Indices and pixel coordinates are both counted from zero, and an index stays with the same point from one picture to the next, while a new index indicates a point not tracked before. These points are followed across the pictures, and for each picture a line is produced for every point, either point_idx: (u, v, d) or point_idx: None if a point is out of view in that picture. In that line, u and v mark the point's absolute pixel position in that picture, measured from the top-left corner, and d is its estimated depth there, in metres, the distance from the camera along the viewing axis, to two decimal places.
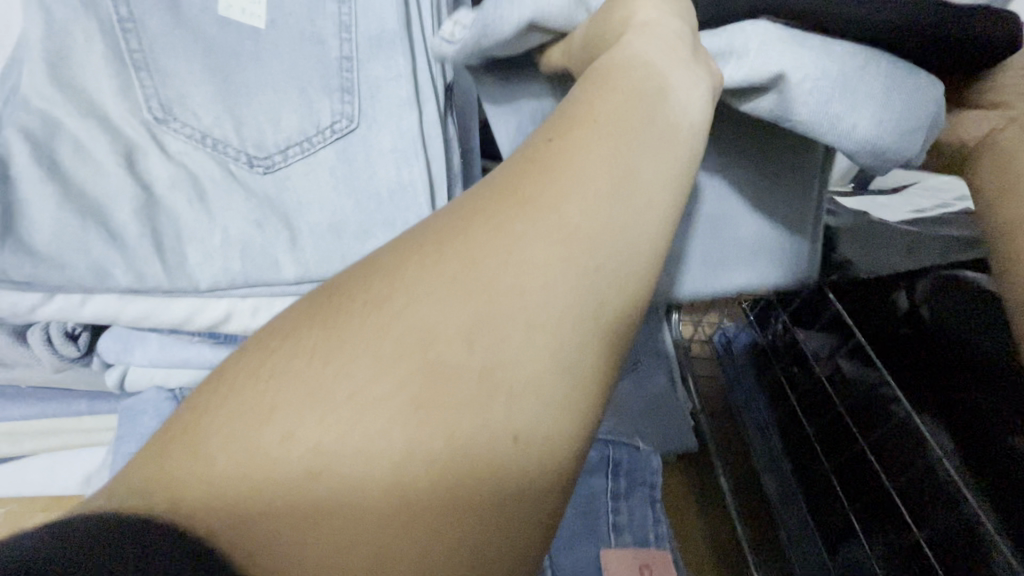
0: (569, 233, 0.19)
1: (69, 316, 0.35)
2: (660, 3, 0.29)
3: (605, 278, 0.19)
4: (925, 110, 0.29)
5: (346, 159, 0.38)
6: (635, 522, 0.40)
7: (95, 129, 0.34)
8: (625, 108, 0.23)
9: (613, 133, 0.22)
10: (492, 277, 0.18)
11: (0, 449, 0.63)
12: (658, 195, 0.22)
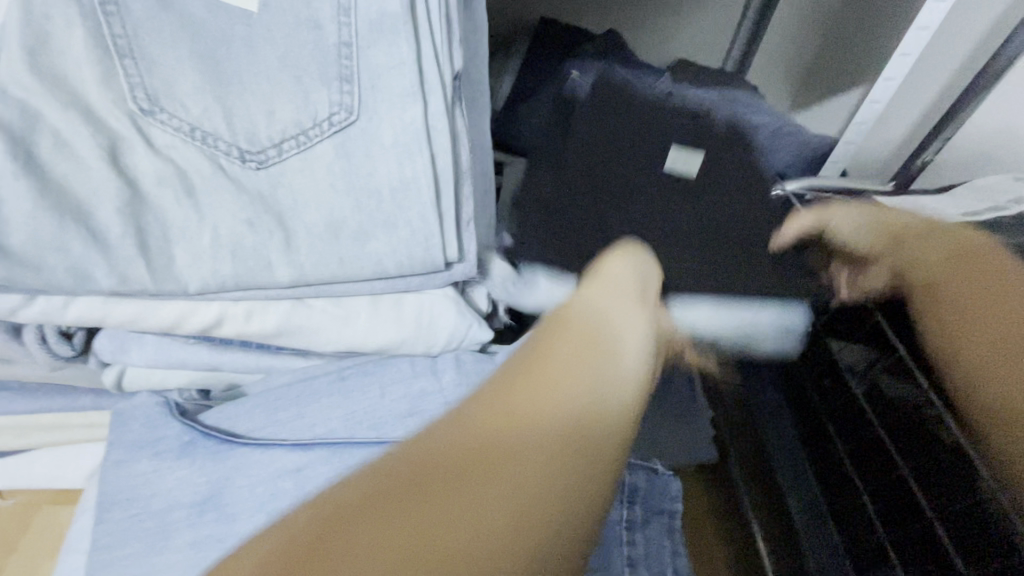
0: (555, 466, 0.21)
1: (53, 319, 0.33)
2: (618, 259, 0.38)
3: (579, 514, 0.21)
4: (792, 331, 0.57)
5: (345, 154, 0.36)
6: (652, 556, 0.36)
7: (76, 121, 0.32)
8: (592, 345, 0.27)
9: (584, 366, 0.26)
10: (491, 511, 0.19)
11: (7, 442, 0.62)
12: (617, 428, 0.25)
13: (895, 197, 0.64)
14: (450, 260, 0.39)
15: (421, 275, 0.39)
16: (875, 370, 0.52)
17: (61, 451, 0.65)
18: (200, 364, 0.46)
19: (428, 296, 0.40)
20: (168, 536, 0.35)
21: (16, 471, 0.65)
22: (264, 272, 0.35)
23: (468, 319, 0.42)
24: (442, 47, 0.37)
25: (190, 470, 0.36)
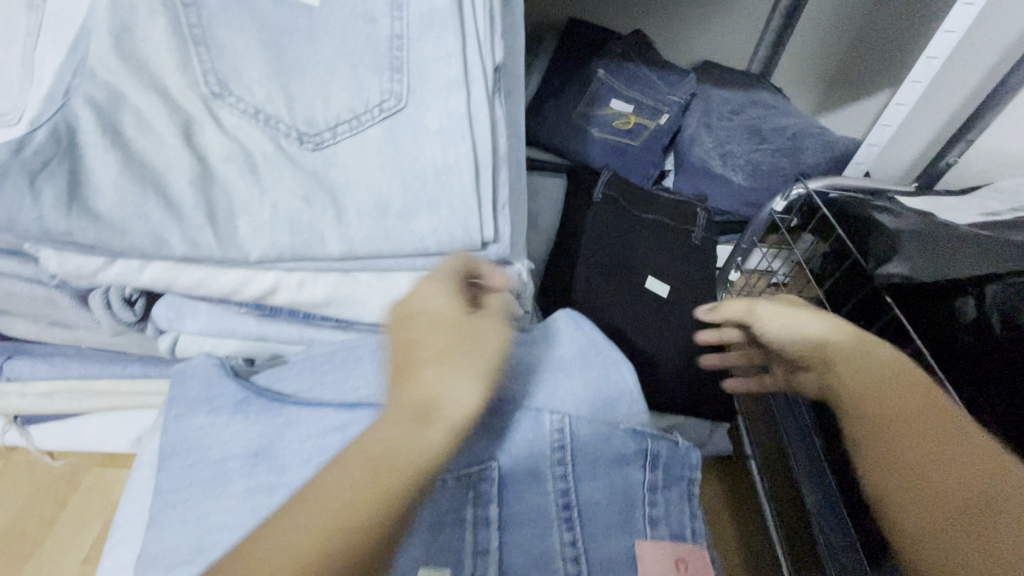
0: (367, 457, 0.28)
1: (129, 281, 0.36)
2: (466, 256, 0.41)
3: (389, 476, 0.28)
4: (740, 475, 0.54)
5: (393, 138, 0.39)
6: (671, 516, 0.35)
7: (155, 102, 0.35)
8: (413, 350, 0.34)
9: (407, 378, 0.32)
10: (318, 502, 0.27)
11: (62, 405, 0.67)
12: (439, 398, 0.32)
13: (918, 197, 0.65)
14: (487, 240, 0.41)
15: (459, 253, 0.41)
16: None
17: (111, 417, 0.70)
18: (249, 333, 0.50)
19: None
20: (224, 483, 0.38)
21: (69, 434, 0.70)
22: (318, 245, 0.38)
23: (501, 297, 0.44)
24: (484, 41, 0.40)
25: (244, 425, 0.40)
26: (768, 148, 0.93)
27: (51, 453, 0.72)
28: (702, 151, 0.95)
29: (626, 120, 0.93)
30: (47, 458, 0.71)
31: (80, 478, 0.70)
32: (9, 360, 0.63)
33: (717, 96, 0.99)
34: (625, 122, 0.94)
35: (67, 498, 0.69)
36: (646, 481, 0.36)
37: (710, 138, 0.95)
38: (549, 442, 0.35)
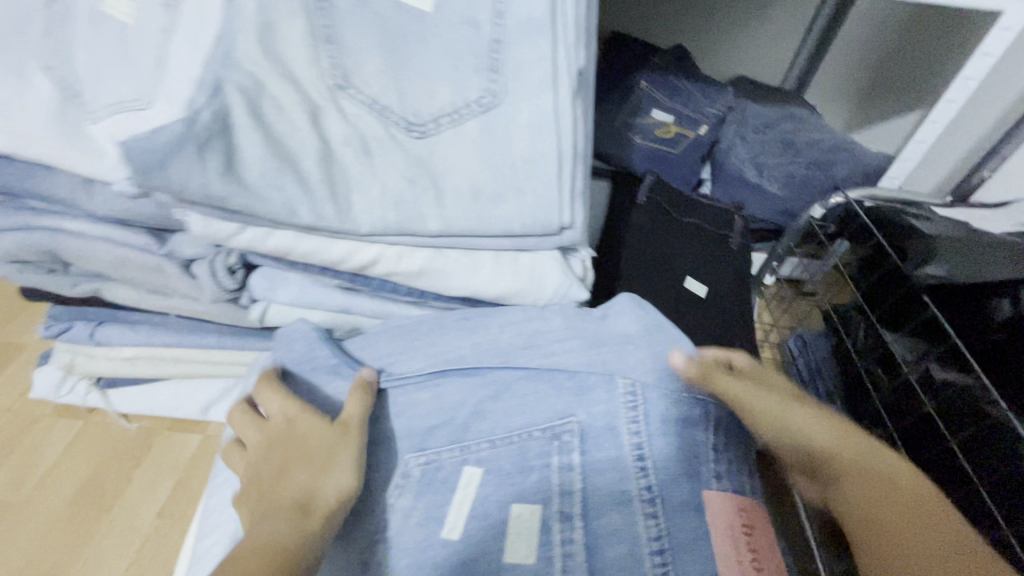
0: (261, 526, 0.32)
1: (256, 245, 0.41)
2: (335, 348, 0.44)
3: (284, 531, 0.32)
4: None
5: (488, 130, 0.43)
6: (732, 474, 0.39)
7: (290, 91, 0.40)
8: (294, 439, 0.38)
9: (287, 462, 0.37)
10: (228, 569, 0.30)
11: (143, 370, 0.73)
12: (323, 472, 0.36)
13: (951, 208, 0.69)
14: (564, 225, 0.46)
15: (538, 236, 0.46)
16: (925, 359, 0.56)
17: (184, 384, 0.75)
18: (333, 305, 0.55)
19: (540, 256, 0.48)
20: None
21: (144, 398, 0.76)
22: (419, 222, 0.43)
23: (570, 278, 0.49)
24: (573, 46, 0.44)
25: (342, 381, 0.44)
26: (802, 161, 0.97)
27: (126, 416, 0.78)
28: (738, 161, 0.98)
29: (666, 129, 0.98)
30: (122, 420, 0.77)
31: (152, 440, 0.76)
32: (99, 326, 0.69)
33: (753, 111, 1.04)
34: (666, 130, 0.98)
35: (141, 457, 0.73)
36: (709, 441, 0.40)
37: (745, 149, 0.99)
38: (621, 403, 0.40)
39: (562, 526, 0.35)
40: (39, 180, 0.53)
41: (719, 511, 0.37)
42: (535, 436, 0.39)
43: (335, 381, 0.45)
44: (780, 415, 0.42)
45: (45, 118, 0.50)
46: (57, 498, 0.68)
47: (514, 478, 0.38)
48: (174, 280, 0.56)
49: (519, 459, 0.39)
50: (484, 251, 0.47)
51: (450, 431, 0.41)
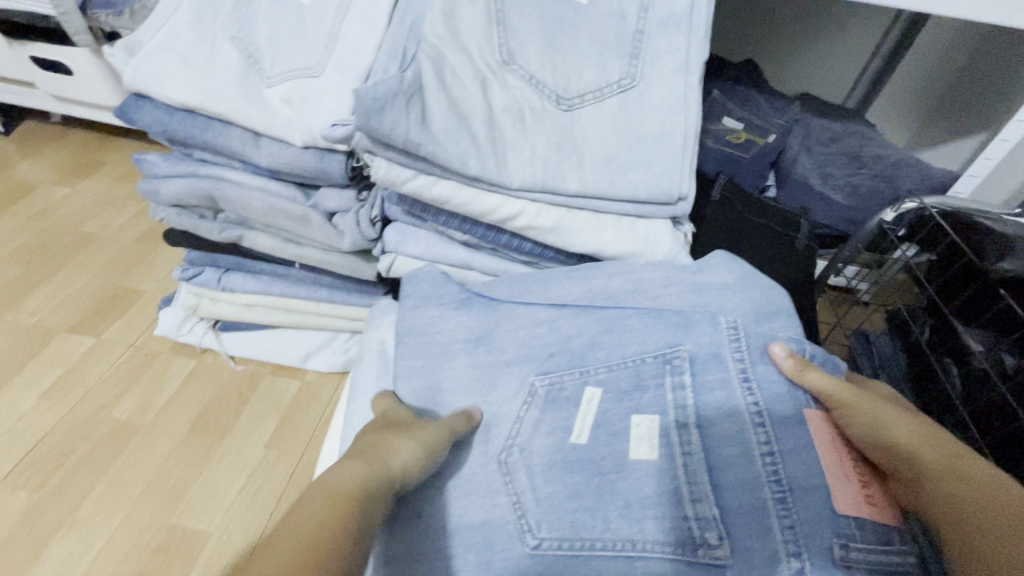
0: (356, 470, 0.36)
1: (422, 192, 0.48)
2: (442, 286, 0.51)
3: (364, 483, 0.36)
4: None
5: (625, 108, 0.50)
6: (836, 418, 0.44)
7: (465, 63, 0.48)
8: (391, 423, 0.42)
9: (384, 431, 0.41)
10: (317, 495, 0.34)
11: (258, 317, 0.80)
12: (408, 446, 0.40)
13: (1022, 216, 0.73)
14: (683, 195, 0.52)
15: (657, 204, 0.52)
16: (996, 349, 0.60)
17: (290, 333, 0.83)
18: (456, 262, 0.61)
19: (654, 223, 0.54)
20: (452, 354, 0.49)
21: (252, 344, 0.84)
22: (562, 182, 0.49)
23: (678, 246, 0.55)
24: (704, 40, 0.51)
25: (473, 316, 0.50)
26: (867, 173, 1.01)
27: (234, 359, 0.86)
28: (803, 170, 1.03)
29: (737, 135, 1.03)
30: (231, 362, 0.85)
31: (257, 381, 0.83)
32: (226, 273, 0.77)
33: (818, 123, 1.06)
34: (737, 136, 1.03)
35: (248, 396, 0.81)
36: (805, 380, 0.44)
37: (811, 159, 1.04)
38: (725, 335, 0.45)
39: (679, 432, 0.41)
40: (215, 134, 0.61)
41: (815, 426, 0.42)
42: (648, 361, 0.45)
43: (467, 316, 0.50)
44: (868, 410, 0.42)
45: (233, 81, 0.58)
46: (177, 423, 0.76)
47: (631, 393, 0.44)
48: (315, 230, 0.63)
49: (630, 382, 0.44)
50: (607, 214, 0.53)
51: (575, 359, 0.47)
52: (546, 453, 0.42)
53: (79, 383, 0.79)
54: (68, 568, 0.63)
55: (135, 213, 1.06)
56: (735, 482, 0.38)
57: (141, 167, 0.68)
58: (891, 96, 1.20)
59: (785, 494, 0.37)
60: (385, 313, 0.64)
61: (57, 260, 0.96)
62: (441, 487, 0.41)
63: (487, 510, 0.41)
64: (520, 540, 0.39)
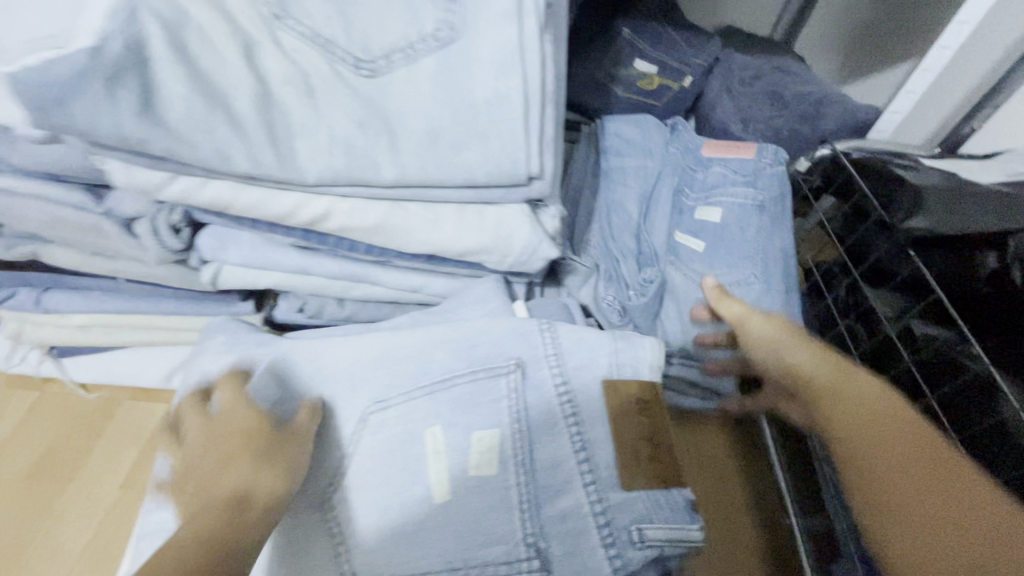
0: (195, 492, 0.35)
1: (191, 198, 0.38)
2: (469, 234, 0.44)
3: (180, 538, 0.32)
4: (685, 196, 0.76)
5: (447, 68, 0.39)
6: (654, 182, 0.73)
7: (217, 18, 0.36)
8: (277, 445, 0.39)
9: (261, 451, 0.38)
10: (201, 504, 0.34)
11: (99, 338, 0.69)
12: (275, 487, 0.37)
13: (940, 159, 0.66)
14: (533, 174, 0.42)
15: (503, 187, 0.43)
16: (908, 316, 0.54)
17: (142, 353, 0.72)
18: (290, 266, 0.52)
19: (506, 210, 0.45)
20: (432, 347, 0.45)
21: (101, 368, 0.72)
22: (371, 171, 0.39)
23: (541, 234, 0.46)
24: None
25: (456, 314, 0.49)
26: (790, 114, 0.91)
27: (85, 386, 0.74)
28: (723, 114, 0.93)
29: (650, 81, 0.93)
30: (82, 390, 0.74)
31: (114, 410, 0.73)
32: (46, 293, 0.65)
33: (740, 61, 0.97)
34: (649, 82, 0.93)
35: (103, 428, 0.71)
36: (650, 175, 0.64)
37: (731, 103, 0.93)
38: (631, 197, 0.74)
39: (687, 225, 0.74)
40: None
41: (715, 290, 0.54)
42: (651, 205, 0.74)
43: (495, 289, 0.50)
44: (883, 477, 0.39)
45: None
46: (11, 473, 0.66)
47: (700, 257, 0.71)
48: (113, 241, 0.52)
49: (470, 398, 0.42)
50: (447, 204, 0.44)
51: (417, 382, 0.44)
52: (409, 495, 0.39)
53: None
54: None
55: None
56: None
57: None
58: (819, 22, 1.10)
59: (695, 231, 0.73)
60: (212, 342, 0.53)
61: None
62: (736, 260, 0.70)
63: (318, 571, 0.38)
64: (781, 267, 0.68)
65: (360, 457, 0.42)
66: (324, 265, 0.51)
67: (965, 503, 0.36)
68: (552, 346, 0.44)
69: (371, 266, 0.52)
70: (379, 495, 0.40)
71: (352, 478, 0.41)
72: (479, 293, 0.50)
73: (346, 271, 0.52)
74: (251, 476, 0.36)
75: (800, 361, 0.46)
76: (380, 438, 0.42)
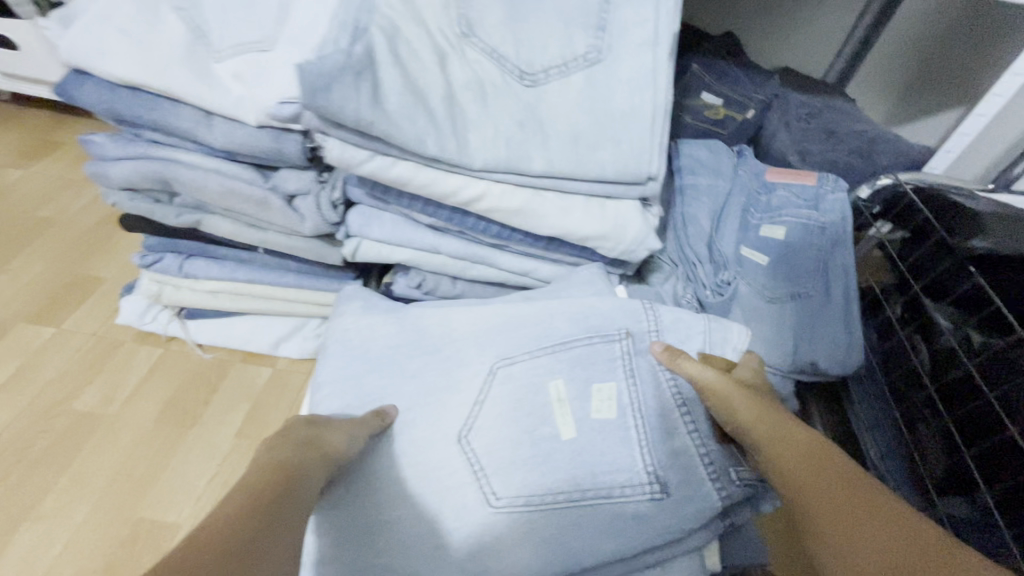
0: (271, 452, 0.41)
1: (381, 175, 0.46)
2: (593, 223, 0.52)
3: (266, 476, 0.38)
4: (751, 214, 0.82)
5: (592, 83, 0.48)
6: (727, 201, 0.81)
7: (422, 35, 0.45)
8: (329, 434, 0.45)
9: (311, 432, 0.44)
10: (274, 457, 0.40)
11: (224, 304, 0.78)
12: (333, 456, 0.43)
13: (994, 192, 0.72)
14: (653, 174, 0.50)
15: (625, 184, 0.50)
16: (966, 326, 0.61)
17: (257, 320, 0.81)
18: (423, 244, 0.60)
19: (623, 204, 0.53)
20: (551, 318, 0.52)
21: (220, 331, 0.82)
22: (525, 161, 0.47)
23: (649, 227, 0.53)
24: (673, 11, 0.49)
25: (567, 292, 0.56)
26: (845, 148, 0.98)
27: (201, 347, 0.83)
28: (782, 145, 1.01)
29: (717, 111, 1.00)
30: (199, 350, 0.82)
31: (227, 370, 0.81)
32: (188, 259, 0.74)
33: (798, 99, 1.04)
34: (716, 112, 1.00)
35: (218, 384, 0.79)
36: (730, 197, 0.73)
37: (789, 135, 1.00)
38: (704, 212, 0.81)
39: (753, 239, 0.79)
40: (163, 113, 0.57)
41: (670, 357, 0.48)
42: (722, 221, 0.81)
43: (598, 274, 0.57)
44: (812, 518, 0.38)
45: (178, 55, 0.54)
46: (142, 416, 0.74)
47: (766, 268, 0.76)
48: (273, 213, 0.61)
49: (586, 358, 0.49)
50: (576, 196, 0.52)
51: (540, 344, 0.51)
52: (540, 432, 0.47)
53: (39, 373, 0.77)
54: (35, 561, 0.62)
55: (95, 195, 1.04)
56: (816, 346, 0.72)
57: (88, 149, 0.64)
58: (874, 68, 1.14)
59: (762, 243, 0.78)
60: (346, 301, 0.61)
61: (11, 247, 0.93)
62: (799, 273, 0.76)
63: (461, 491, 0.45)
64: (841, 283, 0.74)
65: (490, 404, 0.49)
66: (450, 244, 0.60)
67: (875, 508, 0.35)
68: (655, 321, 0.51)
69: (489, 247, 0.60)
70: (507, 433, 0.47)
71: (483, 421, 0.48)
72: (586, 276, 0.57)
73: (468, 250, 0.60)
74: (319, 445, 0.43)
75: (778, 442, 0.40)
76: (508, 386, 0.49)
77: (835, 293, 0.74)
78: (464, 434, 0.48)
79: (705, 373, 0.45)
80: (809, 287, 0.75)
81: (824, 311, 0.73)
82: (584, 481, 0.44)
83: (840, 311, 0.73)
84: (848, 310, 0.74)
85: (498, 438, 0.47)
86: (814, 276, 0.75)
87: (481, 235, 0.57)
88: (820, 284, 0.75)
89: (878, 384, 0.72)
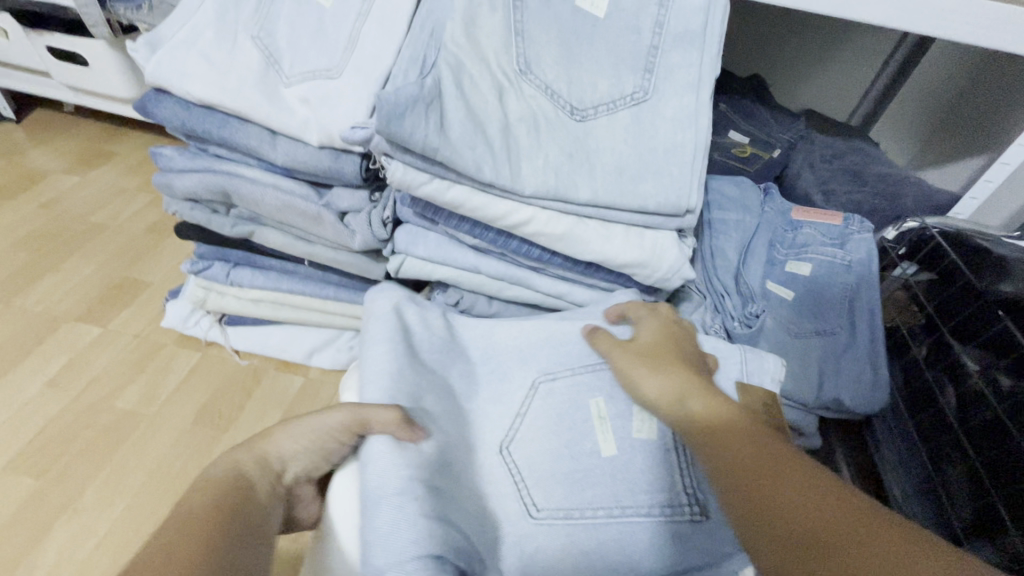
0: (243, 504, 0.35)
1: (437, 196, 0.50)
2: (631, 251, 0.54)
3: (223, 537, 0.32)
4: (778, 250, 0.84)
5: (638, 120, 0.51)
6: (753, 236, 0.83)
7: (484, 71, 0.50)
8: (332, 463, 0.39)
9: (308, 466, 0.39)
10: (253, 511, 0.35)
11: (264, 312, 0.81)
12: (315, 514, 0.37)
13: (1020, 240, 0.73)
14: (691, 207, 0.52)
15: (665, 215, 0.53)
16: (994, 369, 0.62)
17: (295, 330, 0.84)
18: (465, 264, 0.63)
19: (661, 234, 0.55)
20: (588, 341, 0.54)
21: (257, 339, 0.85)
22: (572, 190, 0.50)
23: (683, 258, 0.55)
24: (716, 56, 0.52)
25: (603, 317, 0.58)
26: (869, 191, 1.00)
27: (237, 354, 0.86)
28: (806, 185, 1.03)
29: (743, 150, 1.03)
30: (235, 356, 0.85)
31: (260, 377, 0.84)
32: (235, 268, 0.78)
33: (822, 141, 1.07)
34: (742, 150, 1.04)
35: (252, 391, 0.81)
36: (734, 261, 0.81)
37: (814, 176, 1.03)
38: (732, 245, 0.83)
39: (779, 275, 0.81)
40: (232, 130, 0.62)
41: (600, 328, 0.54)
42: (750, 255, 0.83)
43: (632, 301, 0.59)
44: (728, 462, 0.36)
45: (253, 80, 0.59)
46: (178, 417, 0.77)
47: (790, 303, 0.78)
48: (325, 229, 0.65)
49: None
50: (616, 224, 0.54)
51: (581, 362, 0.53)
52: (578, 449, 0.48)
53: (85, 370, 0.81)
54: (69, 556, 0.63)
55: (143, 204, 1.09)
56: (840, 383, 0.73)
57: (157, 161, 0.69)
58: (896, 113, 1.19)
59: (788, 278, 0.80)
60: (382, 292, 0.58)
61: (64, 249, 0.98)
62: (823, 310, 0.77)
63: (496, 505, 0.46)
64: (870, 323, 0.75)
65: (531, 417, 0.50)
66: (489, 264, 0.62)
67: (796, 472, 0.33)
68: None
69: (527, 269, 0.62)
70: (545, 446, 0.49)
71: (524, 434, 0.50)
72: (621, 301, 0.59)
73: (507, 272, 0.62)
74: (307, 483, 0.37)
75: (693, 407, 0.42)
76: (548, 402, 0.51)
77: (862, 331, 0.75)
78: (505, 444, 0.49)
79: (612, 353, 0.50)
80: (833, 324, 0.76)
81: (850, 349, 0.74)
82: (623, 498, 0.46)
83: (867, 351, 0.74)
84: (874, 349, 0.74)
85: (535, 455, 0.48)
86: (840, 314, 0.76)
87: (521, 257, 0.59)
88: (847, 320, 0.76)
89: (904, 424, 0.72)
